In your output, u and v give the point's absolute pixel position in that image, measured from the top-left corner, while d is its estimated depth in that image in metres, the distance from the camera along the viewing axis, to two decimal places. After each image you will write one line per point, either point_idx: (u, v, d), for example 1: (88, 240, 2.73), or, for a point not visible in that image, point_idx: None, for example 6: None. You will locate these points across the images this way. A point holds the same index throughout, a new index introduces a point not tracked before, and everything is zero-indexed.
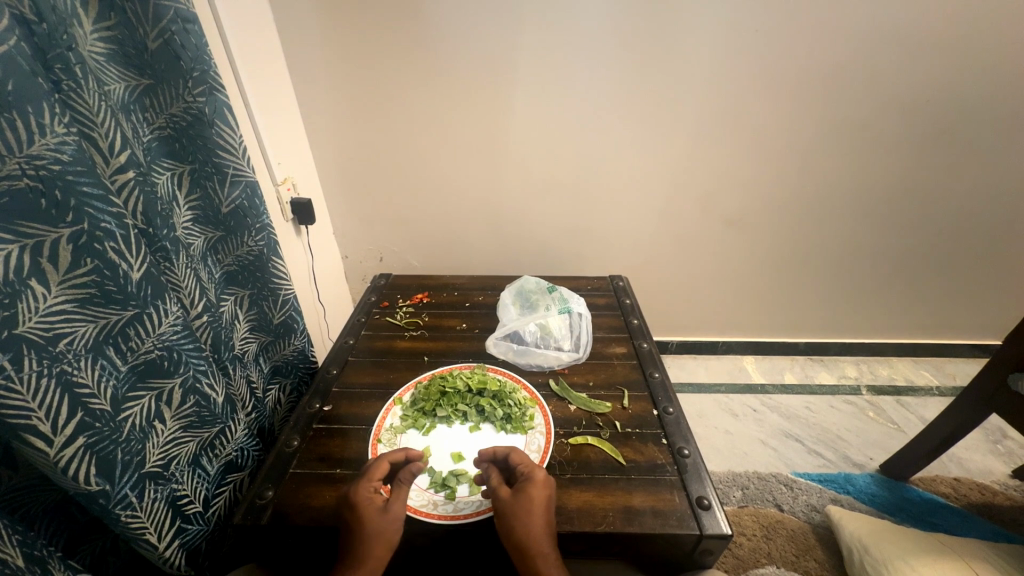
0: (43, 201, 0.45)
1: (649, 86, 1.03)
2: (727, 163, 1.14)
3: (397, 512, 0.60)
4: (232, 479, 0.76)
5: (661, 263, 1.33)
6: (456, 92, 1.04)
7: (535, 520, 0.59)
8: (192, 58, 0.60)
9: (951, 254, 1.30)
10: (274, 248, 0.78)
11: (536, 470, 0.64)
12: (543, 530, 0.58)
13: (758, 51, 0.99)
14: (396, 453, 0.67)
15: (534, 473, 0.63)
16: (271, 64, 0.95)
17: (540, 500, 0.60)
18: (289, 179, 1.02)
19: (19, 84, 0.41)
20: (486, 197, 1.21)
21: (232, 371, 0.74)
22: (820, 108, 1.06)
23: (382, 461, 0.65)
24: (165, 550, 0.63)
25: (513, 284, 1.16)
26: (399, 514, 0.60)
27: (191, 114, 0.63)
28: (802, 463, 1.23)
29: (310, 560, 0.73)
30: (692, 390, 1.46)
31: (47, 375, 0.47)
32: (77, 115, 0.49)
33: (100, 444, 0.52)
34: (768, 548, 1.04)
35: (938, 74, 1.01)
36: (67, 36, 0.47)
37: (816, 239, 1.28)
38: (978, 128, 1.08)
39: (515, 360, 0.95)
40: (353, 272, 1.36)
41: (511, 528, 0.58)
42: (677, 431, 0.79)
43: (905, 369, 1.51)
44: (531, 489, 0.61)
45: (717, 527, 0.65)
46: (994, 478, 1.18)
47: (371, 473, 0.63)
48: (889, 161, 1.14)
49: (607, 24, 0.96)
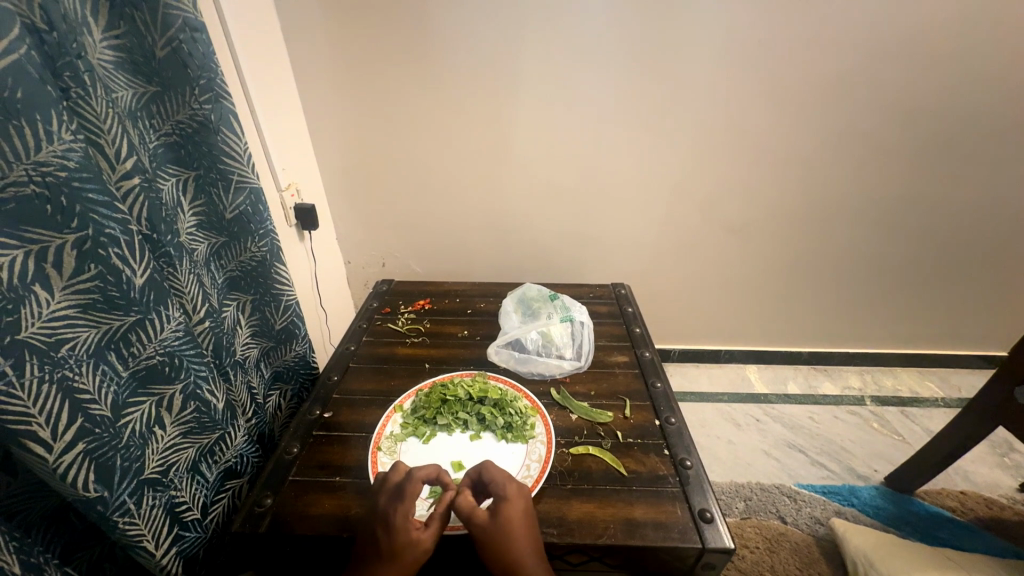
0: (48, 208, 0.45)
1: (651, 96, 1.04)
2: (730, 171, 1.14)
3: (430, 544, 0.58)
4: (231, 486, 0.76)
5: (663, 271, 1.33)
6: (461, 100, 1.05)
7: (519, 538, 0.59)
8: (199, 67, 0.60)
9: (954, 266, 1.30)
10: (278, 254, 0.79)
11: (507, 486, 0.63)
12: (530, 550, 0.58)
13: (760, 62, 1.00)
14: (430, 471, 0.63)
15: (506, 489, 0.62)
16: (277, 71, 0.96)
17: (519, 517, 0.60)
18: (294, 184, 1.02)
19: (29, 91, 0.42)
20: (489, 205, 1.21)
21: (233, 376, 0.74)
22: (823, 118, 1.06)
23: (417, 481, 0.62)
24: (163, 557, 0.63)
25: (515, 291, 1.15)
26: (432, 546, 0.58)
27: (197, 121, 0.63)
28: (806, 475, 1.22)
29: (309, 568, 0.73)
30: (695, 399, 1.45)
31: (48, 380, 0.47)
32: (84, 122, 0.49)
33: (99, 450, 0.52)
34: (771, 561, 1.02)
35: (940, 86, 1.01)
36: (76, 44, 0.48)
37: (820, 248, 1.27)
38: (981, 140, 1.08)
39: (517, 368, 0.95)
40: (356, 277, 1.36)
41: (497, 554, 0.57)
42: (679, 442, 0.79)
43: (910, 379, 1.50)
44: (506, 509, 0.60)
45: (720, 541, 0.64)
46: (1001, 492, 1.17)
47: (409, 496, 0.60)
48: (892, 172, 1.14)
49: (610, 34, 0.97)
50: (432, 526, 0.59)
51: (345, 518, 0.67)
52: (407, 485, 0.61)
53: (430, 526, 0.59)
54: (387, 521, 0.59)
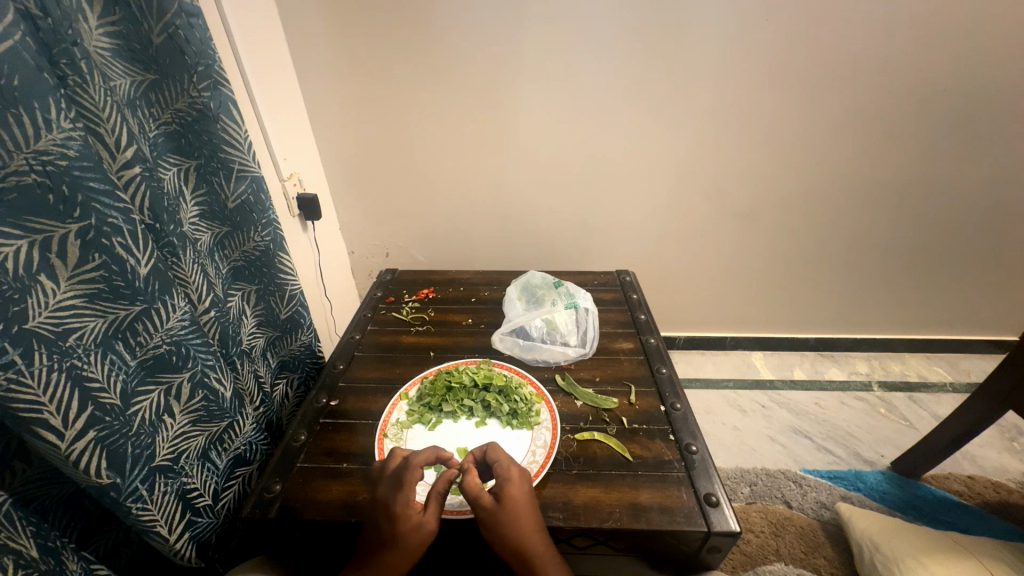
0: (50, 197, 0.45)
1: (656, 80, 1.02)
2: (736, 155, 1.12)
3: (433, 526, 0.59)
4: (241, 472, 0.77)
5: (668, 257, 1.32)
6: (461, 86, 1.04)
7: (524, 522, 0.59)
8: (196, 53, 0.60)
9: (965, 249, 1.28)
10: (281, 244, 0.79)
11: (510, 471, 0.63)
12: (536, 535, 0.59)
13: (768, 42, 0.97)
14: (422, 455, 0.64)
15: (510, 473, 0.63)
16: (276, 59, 0.95)
17: (524, 501, 0.60)
18: (296, 174, 1.02)
19: (25, 78, 0.41)
20: (492, 192, 1.20)
21: (240, 365, 0.75)
22: (832, 99, 1.04)
23: (414, 468, 0.62)
24: (176, 542, 0.64)
25: (519, 279, 1.15)
26: (434, 527, 0.59)
27: (196, 109, 0.63)
28: (811, 460, 1.22)
29: (319, 552, 0.74)
30: (700, 385, 1.45)
31: (57, 370, 0.47)
32: (82, 111, 0.49)
33: (111, 437, 0.53)
34: (776, 545, 1.03)
35: (954, 64, 0.99)
36: (71, 31, 0.47)
37: (828, 232, 1.26)
38: (996, 120, 1.05)
39: (522, 355, 0.95)
40: (360, 267, 1.36)
41: (505, 538, 0.58)
42: (685, 428, 0.79)
43: (917, 365, 1.49)
44: (512, 492, 0.60)
45: (725, 524, 0.64)
46: (1009, 476, 1.16)
47: (405, 484, 0.60)
48: (904, 153, 1.11)
49: (612, 15, 0.95)
50: (430, 509, 0.59)
51: (353, 504, 0.68)
52: (402, 474, 0.61)
53: (429, 508, 0.59)
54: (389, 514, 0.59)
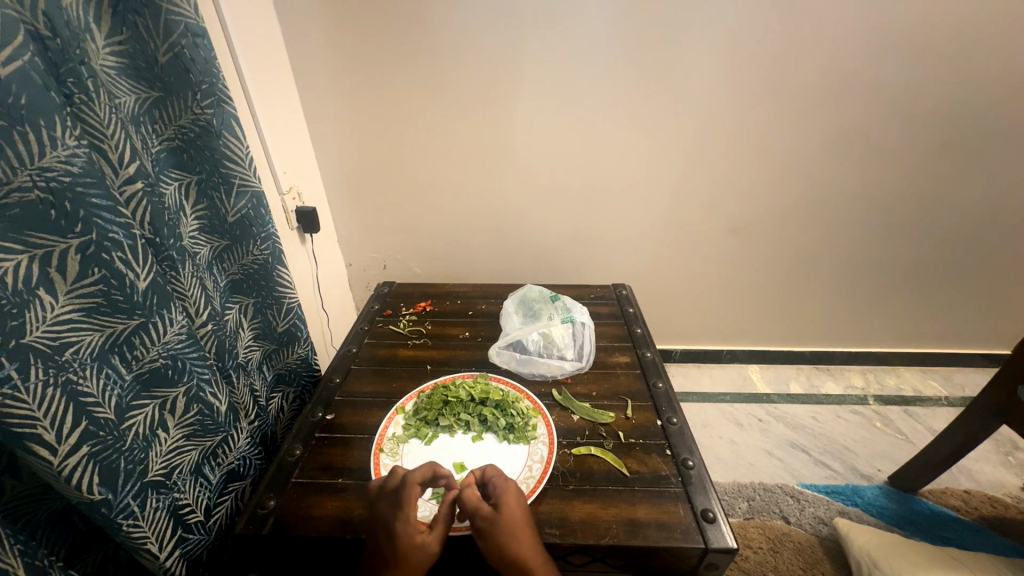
0: (53, 212, 0.46)
1: (650, 97, 1.04)
2: (729, 169, 1.14)
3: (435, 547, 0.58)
4: (234, 488, 0.76)
5: (664, 271, 1.33)
6: (459, 102, 1.06)
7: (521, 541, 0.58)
8: (201, 72, 0.61)
9: (957, 264, 1.30)
10: (280, 257, 0.79)
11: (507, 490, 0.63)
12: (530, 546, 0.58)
13: (756, 62, 1.00)
14: (426, 468, 0.64)
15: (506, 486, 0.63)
16: (277, 75, 0.96)
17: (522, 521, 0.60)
18: (295, 188, 1.03)
19: (33, 97, 0.42)
20: (489, 205, 1.21)
21: (236, 378, 0.75)
22: (821, 117, 1.07)
23: (414, 485, 0.62)
24: (167, 560, 0.63)
25: (516, 293, 1.16)
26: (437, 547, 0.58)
27: (199, 125, 0.64)
28: (809, 474, 1.22)
29: (312, 570, 0.73)
30: (697, 399, 1.45)
31: (52, 384, 0.47)
32: (87, 128, 0.50)
33: (103, 453, 0.53)
34: (775, 561, 1.02)
35: (939, 85, 1.02)
36: (79, 50, 0.48)
37: (821, 247, 1.27)
38: (983, 137, 1.08)
39: (519, 370, 0.95)
40: (358, 279, 1.36)
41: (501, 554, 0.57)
42: (681, 442, 0.79)
43: (913, 378, 1.49)
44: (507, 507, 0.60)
45: (722, 541, 0.64)
46: (1005, 491, 1.17)
47: (408, 500, 0.60)
48: (893, 170, 1.14)
49: (608, 35, 0.97)
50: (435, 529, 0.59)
51: (347, 520, 0.68)
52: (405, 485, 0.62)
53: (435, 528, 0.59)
54: (390, 523, 0.60)
